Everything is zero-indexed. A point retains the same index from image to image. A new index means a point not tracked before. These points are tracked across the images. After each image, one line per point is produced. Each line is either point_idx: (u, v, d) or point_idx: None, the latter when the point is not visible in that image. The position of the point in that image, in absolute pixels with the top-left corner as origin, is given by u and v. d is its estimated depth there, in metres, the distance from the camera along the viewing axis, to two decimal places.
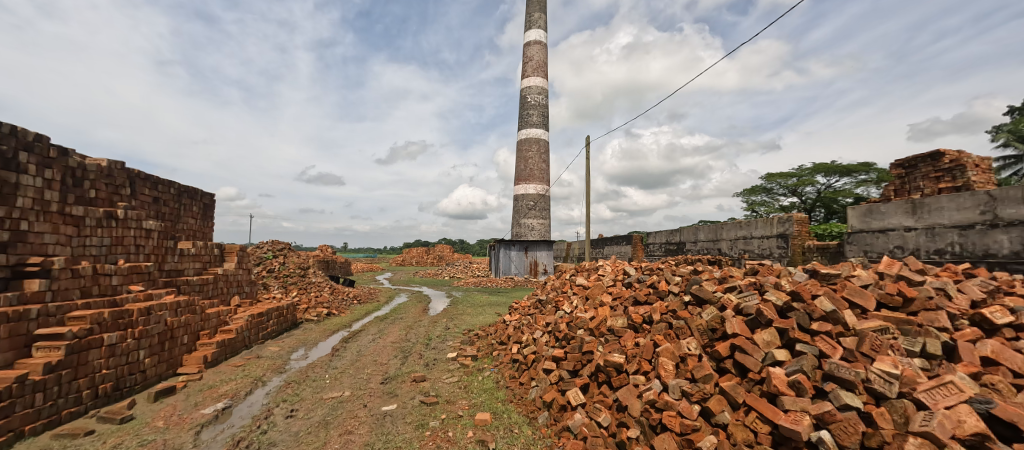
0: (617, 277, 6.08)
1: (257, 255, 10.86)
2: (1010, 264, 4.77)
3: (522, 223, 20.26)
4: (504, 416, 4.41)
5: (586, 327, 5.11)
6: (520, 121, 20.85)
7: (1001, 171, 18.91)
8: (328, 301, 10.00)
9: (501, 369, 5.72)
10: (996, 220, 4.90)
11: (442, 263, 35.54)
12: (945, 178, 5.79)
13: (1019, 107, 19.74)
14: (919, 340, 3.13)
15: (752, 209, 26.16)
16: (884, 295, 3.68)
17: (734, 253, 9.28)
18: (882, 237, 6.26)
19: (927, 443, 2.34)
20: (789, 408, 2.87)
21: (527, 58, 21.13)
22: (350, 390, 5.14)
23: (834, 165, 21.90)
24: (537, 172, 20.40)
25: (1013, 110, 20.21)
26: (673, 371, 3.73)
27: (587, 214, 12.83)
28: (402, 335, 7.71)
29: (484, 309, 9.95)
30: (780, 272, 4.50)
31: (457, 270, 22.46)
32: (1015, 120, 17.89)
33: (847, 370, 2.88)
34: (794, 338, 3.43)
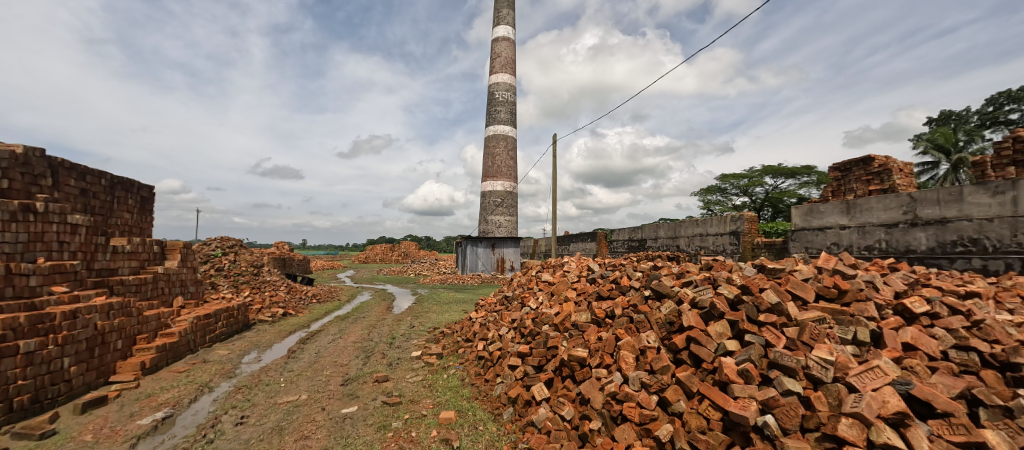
0: (581, 273, 6.19)
1: (203, 252, 10.11)
2: (927, 258, 5.34)
3: (489, 220, 20.22)
4: (468, 413, 4.38)
5: (551, 322, 5.17)
6: (488, 118, 20.79)
7: (920, 175, 21.11)
8: (283, 300, 9.50)
9: (466, 367, 5.67)
10: (915, 219, 5.46)
11: (408, 260, 34.91)
12: (874, 181, 6.33)
13: (936, 119, 22.08)
14: (851, 329, 3.41)
15: (708, 208, 27.61)
16: (822, 288, 3.97)
17: (691, 249, 9.72)
18: (820, 234, 6.80)
19: (856, 423, 2.56)
20: (738, 395, 3.04)
21: (496, 55, 21.08)
22: (308, 393, 4.90)
23: (781, 167, 23.52)
24: (505, 169, 20.43)
25: (932, 122, 22.59)
26: (634, 363, 3.85)
27: (554, 210, 13.24)
28: (364, 334, 7.47)
29: (449, 306, 9.83)
30: (732, 267, 4.76)
31: (423, 267, 22.04)
32: (932, 130, 19.99)
33: (789, 358, 3.08)
34: (743, 329, 3.63)
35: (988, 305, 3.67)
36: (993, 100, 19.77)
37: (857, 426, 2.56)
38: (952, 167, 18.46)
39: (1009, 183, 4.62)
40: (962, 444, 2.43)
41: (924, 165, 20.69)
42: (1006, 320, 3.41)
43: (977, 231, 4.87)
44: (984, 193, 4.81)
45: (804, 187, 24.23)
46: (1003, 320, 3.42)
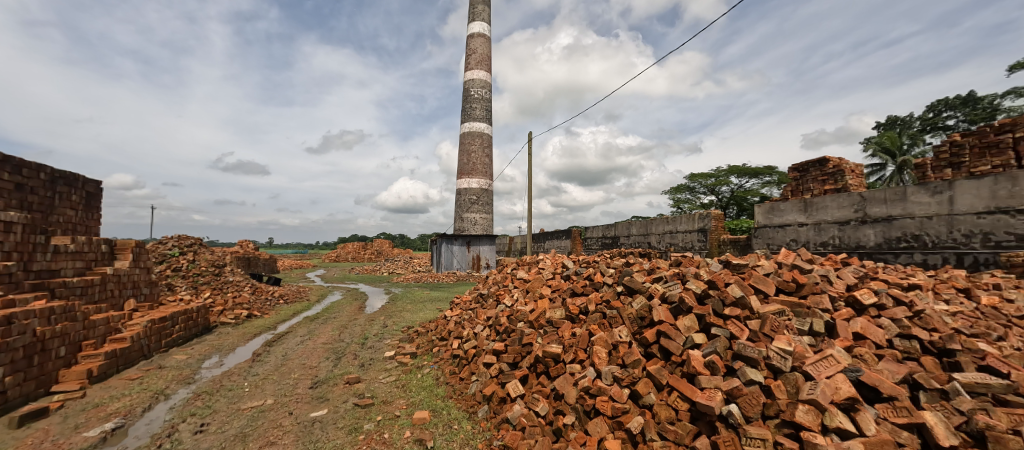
0: (556, 270, 6.25)
1: (158, 252, 9.51)
2: (875, 253, 5.73)
3: (465, 218, 20.10)
4: (443, 413, 4.33)
5: (526, 319, 5.19)
6: (464, 115, 20.63)
7: (869, 176, 22.63)
8: (248, 301, 9.07)
9: (441, 366, 5.61)
10: (865, 217, 5.84)
11: (381, 258, 34.20)
12: (829, 181, 6.71)
13: (883, 124, 23.72)
14: (808, 320, 3.60)
15: (678, 206, 28.58)
16: (783, 282, 4.18)
17: (662, 246, 10.00)
18: (781, 231, 7.16)
19: (812, 409, 2.70)
20: (705, 386, 3.15)
21: (471, 51, 20.93)
22: (274, 397, 4.71)
23: (745, 168, 24.62)
24: (481, 166, 20.35)
25: (880, 126, 24.23)
26: (606, 358, 3.92)
27: (529, 208, 13.33)
28: (335, 335, 7.25)
29: (424, 304, 9.69)
30: (699, 263, 4.94)
31: (398, 266, 21.63)
32: (880, 134, 21.45)
33: (752, 349, 3.22)
34: (710, 323, 3.77)
35: (928, 295, 3.97)
36: (932, 106, 21.43)
37: (813, 411, 2.72)
38: (897, 168, 19.86)
39: (946, 184, 5.04)
40: (905, 425, 2.64)
41: (872, 166, 22.16)
42: (942, 309, 3.71)
43: (918, 229, 5.28)
44: (924, 193, 5.22)
45: (766, 186, 25.46)
46: (940, 309, 3.71)
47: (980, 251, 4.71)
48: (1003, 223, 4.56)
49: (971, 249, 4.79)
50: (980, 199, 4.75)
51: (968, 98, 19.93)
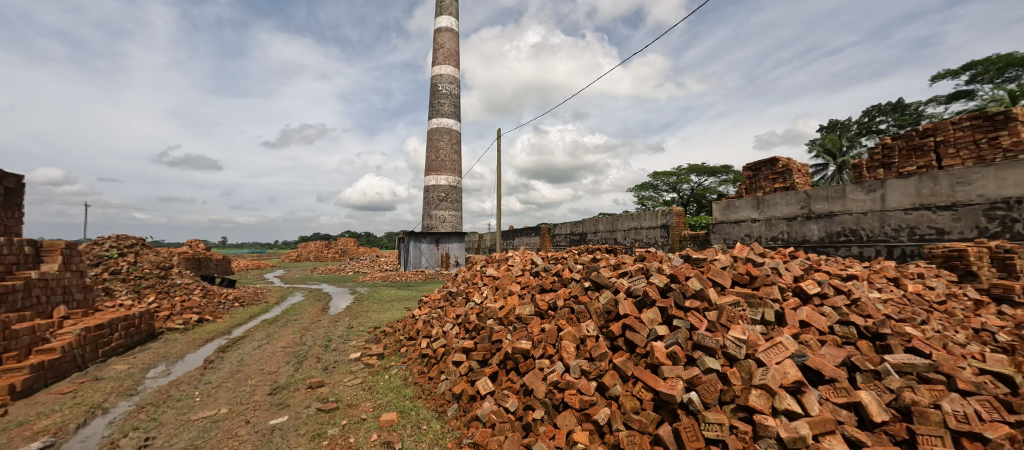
0: (525, 267, 6.29)
1: (94, 253, 8.70)
2: (818, 247, 6.19)
3: (433, 215, 19.82)
4: (411, 413, 4.24)
5: (496, 316, 5.18)
6: (432, 111, 20.30)
7: (814, 175, 24.40)
8: (199, 305, 8.50)
9: (409, 365, 5.50)
10: (810, 213, 6.30)
11: (345, 257, 33.23)
12: (778, 179, 7.14)
13: (826, 126, 25.62)
14: (760, 310, 3.83)
15: (642, 203, 29.61)
16: (737, 275, 4.42)
17: (627, 242, 10.30)
18: (736, 226, 7.58)
19: (764, 393, 2.87)
20: (667, 375, 3.27)
21: (438, 46, 20.64)
22: (228, 405, 4.45)
23: (704, 167, 25.87)
24: (449, 163, 20.11)
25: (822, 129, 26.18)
26: (575, 352, 3.98)
27: (498, 205, 13.36)
28: (295, 338, 6.94)
29: (391, 304, 9.47)
30: (662, 257, 5.13)
31: (364, 265, 21.00)
32: (823, 136, 23.18)
33: (710, 339, 3.38)
34: (672, 315, 3.92)
35: (863, 285, 4.33)
36: (867, 111, 23.37)
37: (764, 395, 2.89)
38: (837, 168, 21.52)
39: (879, 182, 5.54)
40: (844, 404, 2.86)
41: (816, 166, 23.87)
42: (876, 297, 4.06)
43: (855, 224, 5.77)
44: (860, 191, 5.70)
45: (723, 184, 26.85)
46: (873, 297, 4.06)
47: (907, 244, 5.21)
48: (926, 219, 5.06)
49: (900, 242, 5.28)
50: (907, 197, 5.25)
51: (898, 104, 21.87)
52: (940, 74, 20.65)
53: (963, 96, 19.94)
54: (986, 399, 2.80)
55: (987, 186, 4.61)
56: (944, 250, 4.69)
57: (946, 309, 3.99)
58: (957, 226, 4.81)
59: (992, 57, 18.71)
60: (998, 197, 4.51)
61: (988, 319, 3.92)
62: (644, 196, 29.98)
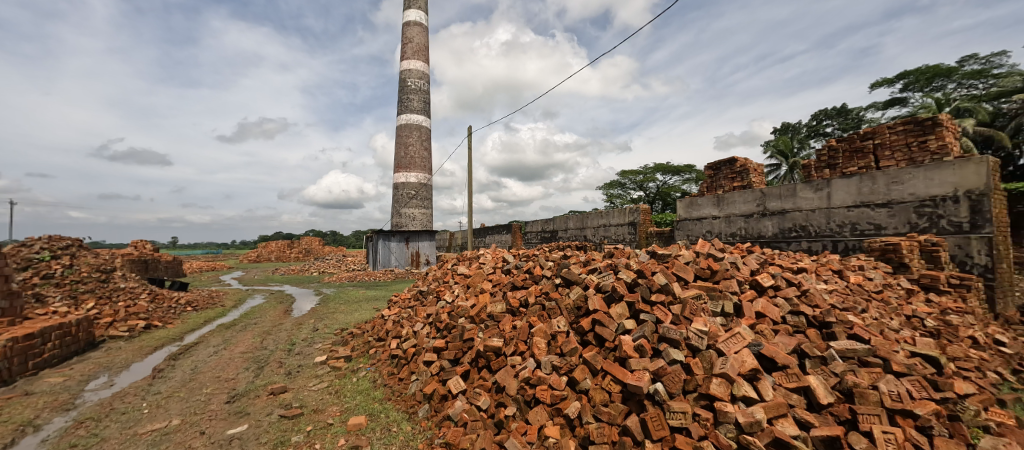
0: (497, 265, 6.30)
1: (20, 256, 7.88)
2: (772, 242, 6.63)
3: (403, 213, 19.45)
4: (380, 416, 4.15)
5: (467, 315, 5.15)
6: (400, 106, 19.86)
7: (768, 175, 25.94)
8: (146, 310, 7.90)
9: (378, 367, 5.37)
10: (765, 210, 6.71)
11: (308, 257, 31.98)
12: (737, 178, 7.51)
13: (779, 129, 27.28)
14: (720, 302, 4.02)
15: (611, 201, 30.39)
16: (700, 269, 4.62)
17: (597, 239, 10.52)
18: (699, 223, 7.95)
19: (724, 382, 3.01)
20: (635, 368, 3.36)
21: (407, 39, 20.22)
22: (181, 416, 4.17)
23: (669, 166, 26.86)
24: (419, 160, 19.78)
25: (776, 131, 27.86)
26: (546, 348, 4.02)
27: (469, 203, 13.30)
28: (256, 343, 6.60)
29: (358, 305, 9.20)
30: (629, 253, 5.28)
31: (330, 265, 20.28)
32: (777, 138, 24.66)
33: (675, 331, 3.50)
34: (639, 309, 4.04)
35: (812, 276, 4.64)
36: (815, 115, 25.05)
37: (724, 383, 3.04)
38: (788, 168, 22.96)
39: (825, 182, 5.97)
40: (795, 388, 3.06)
41: (770, 166, 25.36)
42: (822, 288, 4.36)
43: (804, 220, 6.19)
44: (809, 189, 6.13)
45: (687, 183, 28.01)
46: (820, 288, 4.36)
47: (849, 239, 5.64)
48: (866, 215, 5.50)
49: (843, 237, 5.71)
50: (849, 195, 5.69)
51: (842, 109, 23.61)
52: (878, 82, 22.48)
53: (897, 103, 21.83)
54: (916, 379, 3.08)
55: (917, 185, 5.06)
56: (881, 244, 5.08)
57: (882, 297, 4.35)
58: (892, 222, 5.25)
59: (921, 68, 20.58)
60: (927, 196, 4.96)
61: (917, 306, 4.31)
62: (613, 194, 30.74)
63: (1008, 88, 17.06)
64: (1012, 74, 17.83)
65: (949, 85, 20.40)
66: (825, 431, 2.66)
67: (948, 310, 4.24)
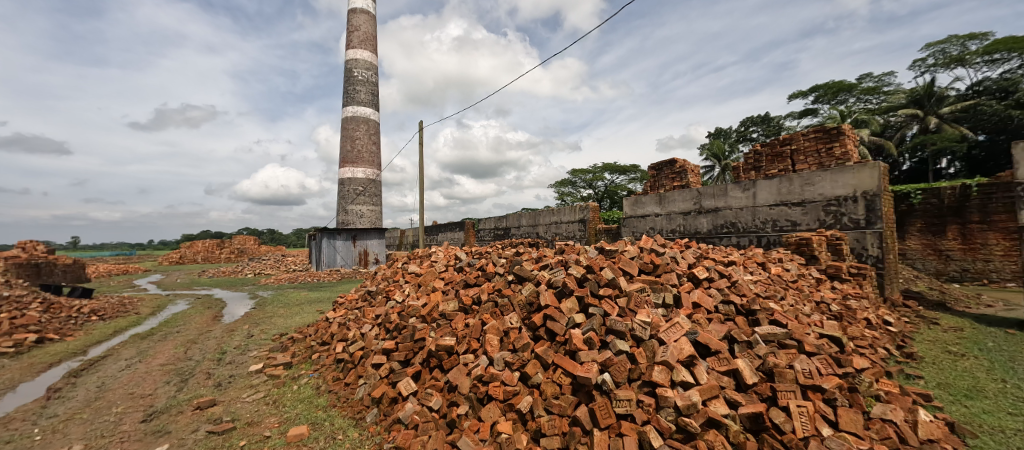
0: (449, 263, 6.22)
1: None
2: (707, 238, 7.20)
3: (349, 210, 18.57)
4: (324, 424, 3.93)
5: (418, 315, 5.03)
6: (346, 97, 18.88)
7: (704, 176, 28.13)
8: (38, 322, 6.81)
9: (322, 373, 5.08)
10: (701, 208, 7.26)
11: (242, 258, 29.45)
12: (676, 178, 8.04)
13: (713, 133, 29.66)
14: (662, 294, 4.28)
15: (562, 199, 31.25)
16: (644, 264, 4.88)
17: (549, 236, 10.75)
18: (643, 220, 8.44)
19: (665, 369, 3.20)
20: (584, 360, 3.47)
21: (352, 27, 19.27)
22: (82, 441, 3.65)
23: (616, 165, 28.17)
24: (368, 155, 19.01)
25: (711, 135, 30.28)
26: (498, 345, 4.04)
27: (420, 200, 13.00)
28: (178, 353, 5.95)
29: (299, 308, 8.64)
30: (579, 250, 5.46)
31: (268, 266, 18.82)
32: (711, 142, 26.80)
33: (621, 323, 3.67)
34: (588, 303, 4.19)
35: (741, 268, 5.09)
36: (744, 122, 27.53)
37: (665, 370, 3.23)
38: (721, 169, 25.01)
39: (751, 182, 6.58)
40: (725, 371, 3.33)
41: (706, 167, 27.47)
42: (749, 278, 4.81)
43: (734, 217, 6.79)
44: (738, 189, 6.72)
45: (633, 182, 29.56)
46: (747, 279, 4.80)
47: (771, 234, 6.28)
48: (784, 213, 6.15)
49: (766, 233, 6.35)
50: (771, 194, 6.31)
51: (765, 117, 26.16)
52: (795, 94, 25.20)
53: (810, 113, 24.59)
54: (823, 357, 3.50)
55: (825, 187, 5.72)
56: (797, 238, 5.69)
57: (797, 286, 4.89)
58: (805, 219, 5.92)
59: (828, 83, 23.33)
60: (833, 196, 5.63)
61: (825, 292, 4.89)
62: (565, 193, 31.59)
63: (894, 104, 19.80)
64: (898, 92, 20.74)
65: (851, 99, 23.31)
66: (750, 408, 2.93)
67: (849, 295, 4.86)
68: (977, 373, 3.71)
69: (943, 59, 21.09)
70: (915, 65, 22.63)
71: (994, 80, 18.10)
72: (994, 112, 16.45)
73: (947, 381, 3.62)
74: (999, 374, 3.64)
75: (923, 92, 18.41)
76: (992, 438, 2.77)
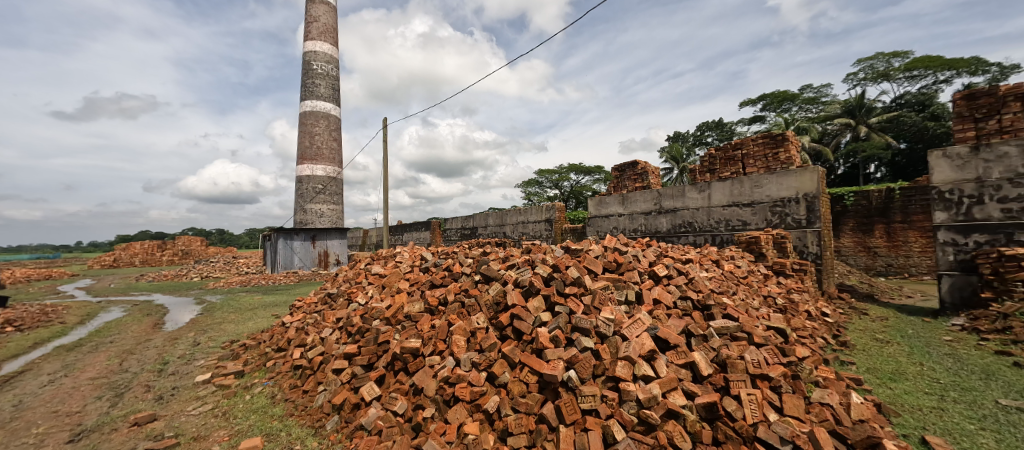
0: (414, 263, 6.10)
1: None
2: (666, 237, 7.54)
3: (307, 209, 17.75)
4: (280, 434, 3.72)
5: (382, 316, 4.90)
6: (304, 91, 18.03)
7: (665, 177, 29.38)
8: None
9: (278, 381, 4.83)
10: (661, 209, 7.59)
11: (187, 261, 27.37)
12: (638, 179, 8.31)
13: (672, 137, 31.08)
14: (624, 292, 4.42)
15: (530, 198, 31.53)
16: (608, 262, 5.02)
17: (515, 236, 10.81)
18: (607, 220, 8.69)
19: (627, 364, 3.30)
20: (550, 358, 3.51)
21: (311, 18, 18.44)
22: None
23: (581, 166, 28.83)
24: (328, 151, 18.28)
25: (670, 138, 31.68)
26: (465, 346, 4.01)
27: (384, 199, 12.67)
28: (112, 366, 5.44)
29: (252, 312, 8.15)
30: (545, 249, 5.53)
31: (217, 269, 17.58)
32: (671, 146, 28.02)
33: (586, 320, 3.75)
34: (554, 301, 4.25)
35: (697, 266, 5.36)
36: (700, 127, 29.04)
37: (628, 365, 3.34)
38: (680, 172, 26.21)
39: (706, 184, 6.96)
40: (683, 364, 3.49)
41: (667, 169, 28.69)
42: (704, 275, 5.07)
43: (691, 217, 7.15)
44: (695, 191, 7.09)
45: (598, 183, 30.36)
46: (703, 275, 5.06)
47: (724, 233, 6.68)
48: (736, 213, 6.55)
49: (719, 232, 6.74)
50: (725, 195, 6.69)
51: (719, 123, 27.72)
52: (746, 101, 26.91)
53: (759, 120, 26.34)
54: (770, 348, 3.76)
55: (772, 189, 6.15)
56: (747, 237, 6.07)
57: (747, 282, 5.22)
58: (754, 219, 6.34)
59: (775, 92, 25.09)
60: (778, 198, 6.07)
61: (771, 287, 5.25)
62: (532, 192, 31.96)
63: (831, 113, 21.59)
64: (834, 103, 22.68)
65: (795, 108, 25.21)
66: (705, 398, 3.08)
67: (792, 289, 5.25)
68: (899, 357, 4.13)
69: (871, 74, 23.30)
70: (848, 78, 24.86)
71: (913, 94, 20.23)
72: (914, 123, 18.39)
73: (875, 366, 4.01)
74: (917, 358, 4.07)
75: (855, 103, 20.18)
76: (911, 416, 3.09)
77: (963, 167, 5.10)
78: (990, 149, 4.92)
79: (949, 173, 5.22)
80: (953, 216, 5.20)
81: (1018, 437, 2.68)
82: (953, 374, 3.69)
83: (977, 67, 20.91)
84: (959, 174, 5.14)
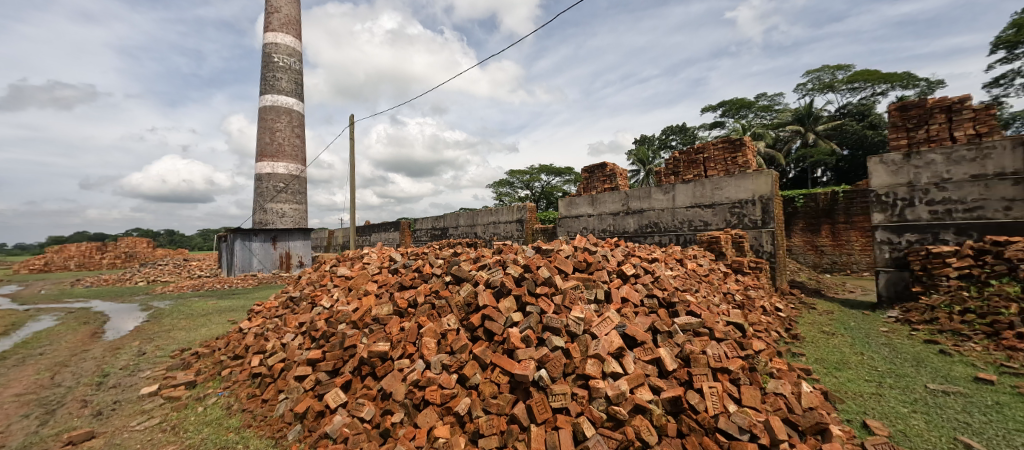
0: (383, 264, 5.96)
1: None
2: (633, 236, 7.77)
3: (267, 209, 16.90)
4: (237, 447, 3.52)
5: (348, 320, 4.75)
6: (264, 84, 17.17)
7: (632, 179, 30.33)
8: None
9: (234, 390, 4.56)
10: (629, 209, 7.82)
11: (131, 264, 25.34)
12: (607, 181, 8.51)
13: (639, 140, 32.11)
14: (594, 291, 4.51)
15: (501, 199, 31.58)
16: (579, 262, 5.10)
17: (487, 236, 10.80)
18: (578, 220, 8.86)
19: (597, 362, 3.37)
20: (521, 358, 3.52)
21: (272, 9, 17.63)
22: None
23: (552, 167, 29.25)
24: (290, 148, 17.53)
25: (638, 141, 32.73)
26: (435, 348, 3.95)
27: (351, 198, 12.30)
28: (41, 380, 4.94)
29: (205, 318, 7.68)
30: (517, 249, 5.55)
31: (166, 272, 16.40)
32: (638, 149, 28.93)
33: (557, 320, 3.79)
34: (525, 301, 4.27)
35: (663, 264, 5.55)
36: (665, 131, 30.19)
37: (597, 362, 3.41)
38: (647, 174, 27.11)
39: (671, 186, 7.24)
40: (649, 360, 3.61)
41: (635, 171, 29.58)
42: (669, 274, 5.27)
43: (657, 217, 7.41)
44: (660, 192, 7.37)
45: (569, 184, 30.88)
46: (668, 274, 5.25)
47: (687, 233, 6.98)
48: (698, 214, 6.86)
49: (683, 231, 7.03)
50: (688, 196, 6.98)
51: (683, 127, 28.93)
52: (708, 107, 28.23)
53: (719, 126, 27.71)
54: (730, 342, 3.96)
55: (731, 191, 6.49)
56: (708, 236, 6.37)
57: (709, 279, 5.46)
58: (715, 219, 6.66)
59: (734, 99, 26.50)
60: (736, 199, 6.41)
61: (731, 284, 5.52)
62: (504, 193, 32.06)
63: (784, 120, 23.06)
64: (786, 110, 24.25)
65: (751, 115, 26.73)
66: (670, 392, 3.20)
67: (749, 286, 5.55)
68: (843, 348, 4.46)
69: (818, 85, 25.10)
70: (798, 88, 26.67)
71: (854, 104, 21.99)
72: (855, 131, 19.99)
73: (822, 356, 4.31)
74: (859, 348, 4.42)
75: (804, 111, 21.62)
76: (854, 402, 3.34)
77: (898, 172, 5.58)
78: (920, 156, 5.42)
79: (885, 177, 5.69)
80: (889, 217, 5.67)
81: (943, 417, 2.97)
82: (889, 362, 4.03)
83: (908, 81, 22.98)
84: (894, 179, 5.61)
